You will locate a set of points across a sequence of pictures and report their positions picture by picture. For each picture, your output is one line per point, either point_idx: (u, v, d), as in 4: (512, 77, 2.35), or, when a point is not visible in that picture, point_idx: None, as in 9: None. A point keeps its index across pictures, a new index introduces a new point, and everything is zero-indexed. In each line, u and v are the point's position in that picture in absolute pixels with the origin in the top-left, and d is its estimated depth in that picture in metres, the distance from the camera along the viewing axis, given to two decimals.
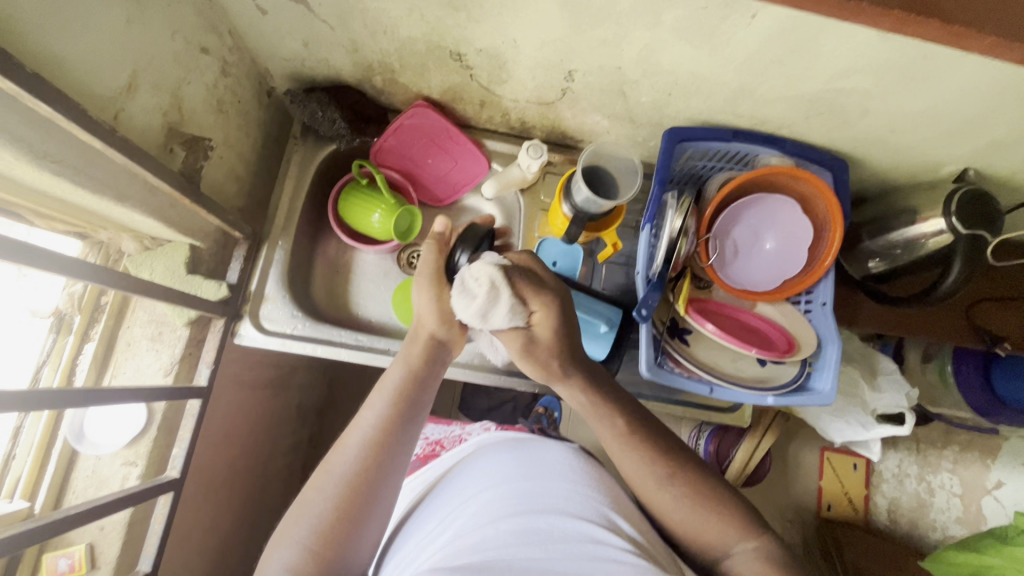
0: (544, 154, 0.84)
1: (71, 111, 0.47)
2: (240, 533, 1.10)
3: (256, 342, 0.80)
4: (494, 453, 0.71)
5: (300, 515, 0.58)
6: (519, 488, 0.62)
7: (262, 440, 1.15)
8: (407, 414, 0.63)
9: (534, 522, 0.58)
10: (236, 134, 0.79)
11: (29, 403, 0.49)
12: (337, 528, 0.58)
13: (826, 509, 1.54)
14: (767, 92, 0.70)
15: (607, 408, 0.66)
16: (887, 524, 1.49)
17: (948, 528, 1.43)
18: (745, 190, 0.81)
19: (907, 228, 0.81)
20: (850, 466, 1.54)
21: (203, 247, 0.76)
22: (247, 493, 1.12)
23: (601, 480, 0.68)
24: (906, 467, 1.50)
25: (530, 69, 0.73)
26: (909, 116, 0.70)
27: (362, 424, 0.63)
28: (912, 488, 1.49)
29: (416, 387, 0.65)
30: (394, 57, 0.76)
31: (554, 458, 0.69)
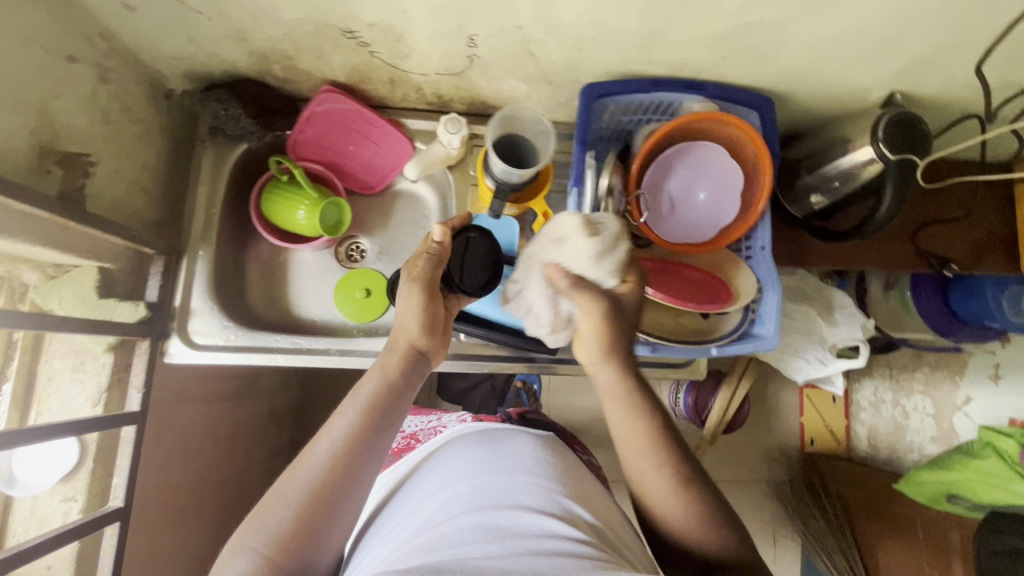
0: (463, 127, 0.81)
1: None
2: (220, 545, 1.10)
3: (186, 359, 0.78)
4: (460, 451, 0.71)
5: (260, 519, 0.52)
6: (482, 485, 0.61)
7: (231, 452, 1.14)
8: (380, 423, 0.58)
9: (494, 520, 0.56)
10: (134, 145, 0.74)
11: None
12: (298, 538, 0.52)
13: (810, 443, 1.59)
14: (677, 35, 0.67)
15: (636, 394, 0.60)
16: (868, 452, 1.53)
17: (924, 447, 1.40)
18: (672, 141, 0.79)
19: (841, 160, 0.80)
20: (829, 400, 1.61)
21: (115, 267, 0.72)
22: (223, 507, 1.11)
23: (565, 474, 0.68)
24: (881, 394, 1.53)
25: (430, 38, 0.69)
26: (824, 44, 0.67)
27: (332, 430, 0.57)
28: (887, 413, 1.50)
29: (393, 396, 0.60)
30: (286, 42, 0.71)
31: (521, 454, 0.68)
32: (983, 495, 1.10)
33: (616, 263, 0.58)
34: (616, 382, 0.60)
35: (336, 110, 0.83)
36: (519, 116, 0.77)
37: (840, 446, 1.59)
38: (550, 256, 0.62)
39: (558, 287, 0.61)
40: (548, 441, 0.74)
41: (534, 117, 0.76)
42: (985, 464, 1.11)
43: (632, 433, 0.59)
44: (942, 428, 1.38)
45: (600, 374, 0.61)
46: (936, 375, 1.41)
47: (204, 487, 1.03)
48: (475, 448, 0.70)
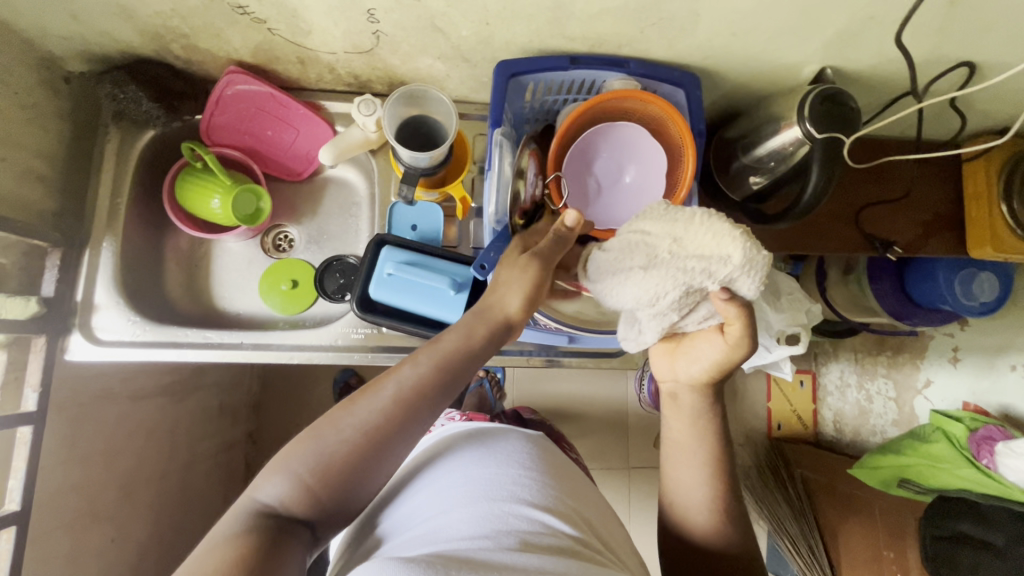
0: (378, 109, 0.77)
1: None
2: (159, 542, 1.07)
3: (87, 357, 0.74)
4: (454, 443, 0.67)
5: (307, 446, 0.50)
6: (478, 478, 0.59)
7: (170, 447, 1.10)
8: (448, 384, 0.56)
9: (495, 511, 0.54)
10: (23, 131, 0.70)
11: None
12: (341, 473, 0.49)
13: (777, 428, 1.58)
14: (586, 7, 0.63)
15: (709, 421, 0.62)
16: (834, 435, 1.52)
17: (886, 431, 1.40)
18: (594, 122, 0.75)
19: (772, 139, 0.77)
20: (797, 384, 1.58)
21: (5, 261, 0.68)
22: (162, 505, 1.08)
23: (558, 468, 0.65)
24: (846, 377, 1.51)
25: (328, 14, 0.65)
26: (742, 15, 0.63)
27: (399, 377, 0.54)
28: (853, 397, 1.48)
29: (464, 358, 0.57)
30: (177, 18, 0.67)
31: (515, 446, 0.65)
32: (933, 480, 1.06)
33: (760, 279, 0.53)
34: (699, 406, 0.62)
35: (247, 92, 0.80)
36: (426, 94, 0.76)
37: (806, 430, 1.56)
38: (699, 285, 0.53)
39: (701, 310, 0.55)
40: (536, 437, 0.71)
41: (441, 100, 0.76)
42: (934, 448, 1.09)
43: (687, 447, 0.62)
44: (902, 411, 1.37)
45: (681, 396, 0.63)
46: (898, 359, 1.39)
47: (136, 483, 1.00)
48: (467, 440, 0.67)
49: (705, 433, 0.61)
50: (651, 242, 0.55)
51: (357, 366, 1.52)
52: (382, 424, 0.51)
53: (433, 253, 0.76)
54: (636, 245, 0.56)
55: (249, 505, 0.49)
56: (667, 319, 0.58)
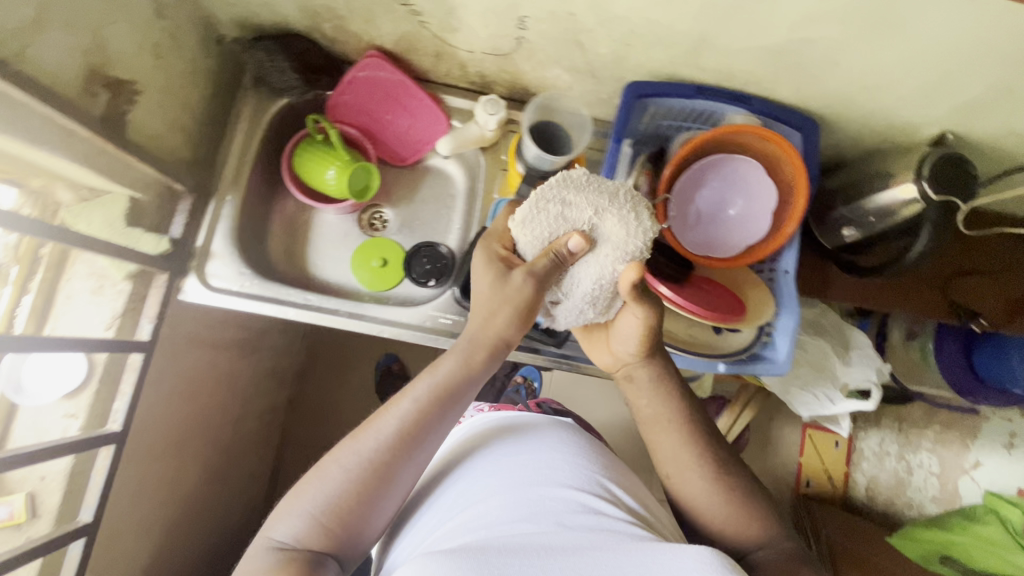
0: (501, 111, 0.81)
1: None
2: (206, 489, 1.11)
3: (200, 299, 0.79)
4: (487, 435, 0.68)
5: (314, 486, 0.52)
6: (512, 472, 0.59)
7: (229, 400, 1.15)
8: (448, 408, 0.56)
9: (526, 497, 0.55)
10: (179, 83, 0.76)
11: None
12: (356, 508, 0.52)
13: (805, 485, 1.47)
14: (730, 42, 0.65)
15: (672, 393, 0.65)
16: (865, 502, 1.43)
17: (924, 506, 1.39)
18: (709, 151, 0.77)
19: (880, 194, 0.77)
20: (832, 443, 1.47)
21: (145, 199, 0.74)
22: (214, 452, 1.12)
23: (600, 458, 0.65)
24: (886, 445, 1.43)
25: (481, 15, 0.69)
26: (878, 71, 0.65)
27: (398, 409, 0.55)
28: (891, 465, 1.42)
29: (466, 382, 0.58)
30: (340, 1, 0.72)
31: (549, 438, 0.66)
32: (979, 561, 1.06)
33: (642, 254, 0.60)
34: (656, 378, 0.65)
35: (378, 76, 0.84)
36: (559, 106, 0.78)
37: (836, 490, 1.46)
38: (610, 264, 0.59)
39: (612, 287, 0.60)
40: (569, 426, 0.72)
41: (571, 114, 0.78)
42: (984, 530, 1.10)
43: (664, 420, 0.64)
44: (945, 489, 1.36)
45: (637, 373, 0.66)
46: (947, 435, 1.39)
47: (198, 428, 1.04)
48: (501, 433, 0.68)
49: (669, 401, 0.65)
50: (572, 215, 0.58)
51: (400, 352, 1.55)
52: (389, 455, 0.53)
53: None
54: (556, 216, 0.59)
55: (265, 544, 0.51)
56: (587, 312, 0.63)
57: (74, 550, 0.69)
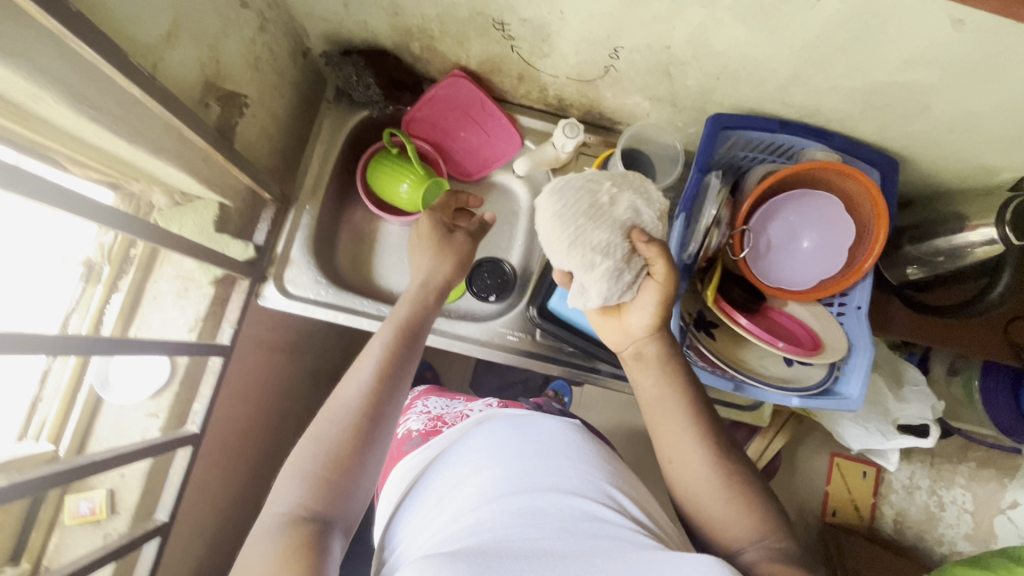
0: (580, 134, 0.81)
1: (127, 66, 0.45)
2: (251, 490, 1.12)
3: (278, 305, 0.81)
4: (495, 432, 0.68)
5: (307, 447, 0.54)
6: (515, 470, 0.59)
7: (277, 401, 1.15)
8: (410, 343, 0.65)
9: (534, 502, 0.54)
10: (271, 94, 0.77)
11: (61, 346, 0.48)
12: (350, 457, 0.54)
13: (830, 514, 1.46)
14: (823, 81, 0.66)
15: (675, 376, 0.63)
16: (892, 535, 1.40)
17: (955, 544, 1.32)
18: (786, 184, 0.78)
19: (952, 236, 0.78)
20: (861, 473, 1.45)
21: (232, 205, 0.76)
22: (261, 453, 1.13)
23: (602, 457, 0.65)
24: (917, 479, 1.40)
25: (575, 43, 0.70)
26: (971, 116, 0.66)
27: (368, 355, 0.62)
28: (921, 500, 1.38)
29: (421, 322, 0.68)
30: (436, 23, 0.73)
31: (553, 436, 0.66)
32: None
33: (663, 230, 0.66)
34: (660, 357, 0.64)
35: (461, 95, 0.86)
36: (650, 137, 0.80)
37: (862, 522, 1.44)
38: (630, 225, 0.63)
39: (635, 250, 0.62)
40: (577, 426, 0.71)
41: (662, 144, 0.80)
42: None
43: (665, 403, 0.62)
44: (979, 526, 1.31)
45: (647, 349, 0.64)
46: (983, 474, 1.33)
47: (250, 428, 1.05)
48: (505, 429, 0.68)
49: (676, 382, 0.63)
50: (596, 184, 0.63)
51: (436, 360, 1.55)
52: (370, 386, 0.59)
53: None
54: (582, 186, 0.63)
55: (268, 519, 0.51)
56: (618, 279, 0.61)
57: (148, 552, 0.70)
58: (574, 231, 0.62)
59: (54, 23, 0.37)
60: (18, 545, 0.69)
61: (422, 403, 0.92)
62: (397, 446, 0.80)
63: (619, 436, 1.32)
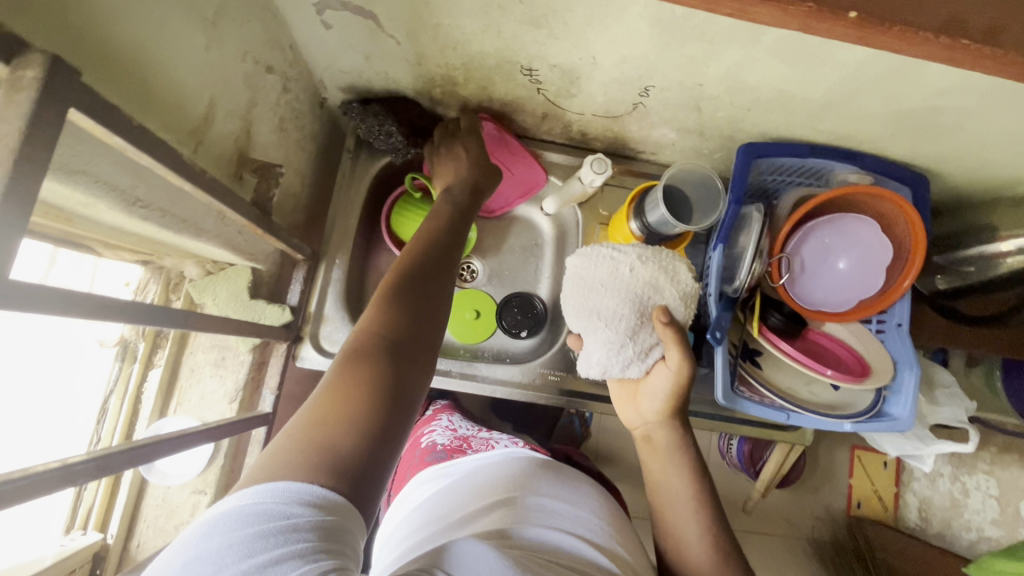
0: (609, 169, 0.79)
1: (180, 165, 0.43)
2: None
3: (317, 365, 0.79)
4: (525, 461, 0.70)
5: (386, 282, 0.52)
6: (543, 503, 0.61)
7: None
8: (462, 221, 0.65)
9: (560, 539, 0.56)
10: (295, 152, 0.76)
11: (89, 471, 0.39)
12: (431, 289, 0.53)
13: (856, 507, 1.48)
14: (857, 108, 0.66)
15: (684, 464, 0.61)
16: (919, 524, 1.36)
17: (982, 530, 1.20)
18: (819, 209, 0.78)
19: (985, 245, 0.79)
20: (881, 464, 1.48)
21: (264, 269, 0.74)
22: None
23: (618, 520, 0.65)
24: (940, 467, 1.33)
25: (604, 84, 0.69)
26: (1006, 134, 0.66)
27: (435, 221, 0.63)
28: (945, 488, 1.31)
29: (466, 208, 0.68)
30: (460, 71, 0.72)
31: (578, 485, 0.67)
32: None
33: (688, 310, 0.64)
34: (671, 445, 0.62)
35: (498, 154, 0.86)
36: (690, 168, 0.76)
37: (888, 515, 1.44)
38: (650, 302, 0.64)
39: (647, 326, 0.63)
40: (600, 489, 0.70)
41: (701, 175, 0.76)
42: None
43: (673, 488, 0.61)
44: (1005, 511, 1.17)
45: (657, 435, 0.63)
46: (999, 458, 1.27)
47: None
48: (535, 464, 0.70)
49: (682, 470, 0.61)
50: (619, 255, 0.65)
51: None
52: (439, 240, 0.59)
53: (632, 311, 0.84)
54: (606, 257, 0.66)
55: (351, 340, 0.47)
56: (621, 350, 0.64)
57: None
58: (586, 295, 0.66)
59: (121, 141, 0.36)
60: None
61: (446, 417, 0.92)
62: (420, 456, 0.80)
63: None
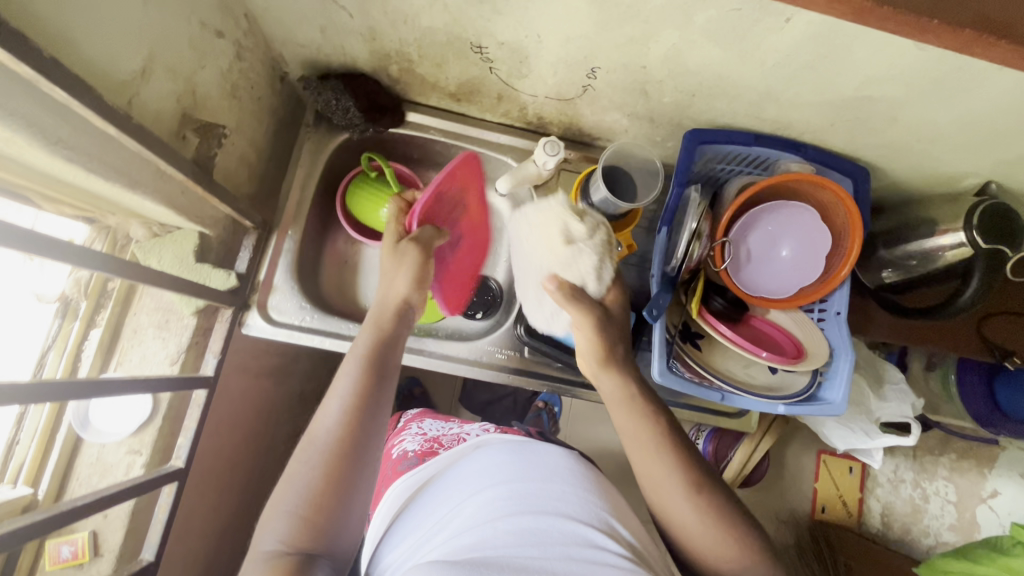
0: (561, 151, 0.80)
1: (99, 106, 0.44)
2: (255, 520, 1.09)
3: (263, 333, 0.79)
4: (499, 449, 0.72)
5: (287, 487, 0.54)
6: (520, 488, 0.63)
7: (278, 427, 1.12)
8: (382, 372, 0.60)
9: (535, 523, 0.58)
10: (249, 121, 0.77)
11: (33, 395, 0.45)
12: (334, 484, 0.53)
13: (820, 511, 1.34)
14: (795, 96, 0.68)
15: (646, 407, 0.63)
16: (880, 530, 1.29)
17: (940, 535, 1.23)
18: (764, 196, 0.80)
19: (924, 240, 0.81)
20: (846, 469, 1.34)
21: (213, 234, 0.75)
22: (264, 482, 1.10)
23: (597, 483, 0.69)
24: (902, 472, 1.30)
25: (553, 64, 0.71)
26: (936, 126, 0.68)
27: (331, 407, 0.58)
28: (906, 493, 1.29)
29: (390, 344, 0.63)
30: (413, 47, 0.73)
31: (553, 460, 0.70)
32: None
33: (579, 271, 0.64)
34: (617, 393, 0.65)
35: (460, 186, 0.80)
36: (631, 152, 0.79)
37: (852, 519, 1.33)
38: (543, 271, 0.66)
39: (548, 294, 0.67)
40: (579, 458, 0.74)
41: (642, 160, 0.80)
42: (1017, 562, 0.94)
43: (634, 431, 0.62)
44: (962, 517, 1.22)
45: (602, 384, 0.66)
46: (962, 464, 1.24)
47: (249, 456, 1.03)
48: (506, 454, 0.71)
49: (644, 414, 0.63)
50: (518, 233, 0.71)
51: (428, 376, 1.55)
52: (349, 412, 0.57)
53: None
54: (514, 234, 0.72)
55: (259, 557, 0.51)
56: (540, 315, 0.71)
57: None
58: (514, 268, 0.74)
59: (30, 70, 0.37)
60: None
61: (415, 426, 0.93)
62: (392, 466, 0.80)
63: (613, 449, 1.30)
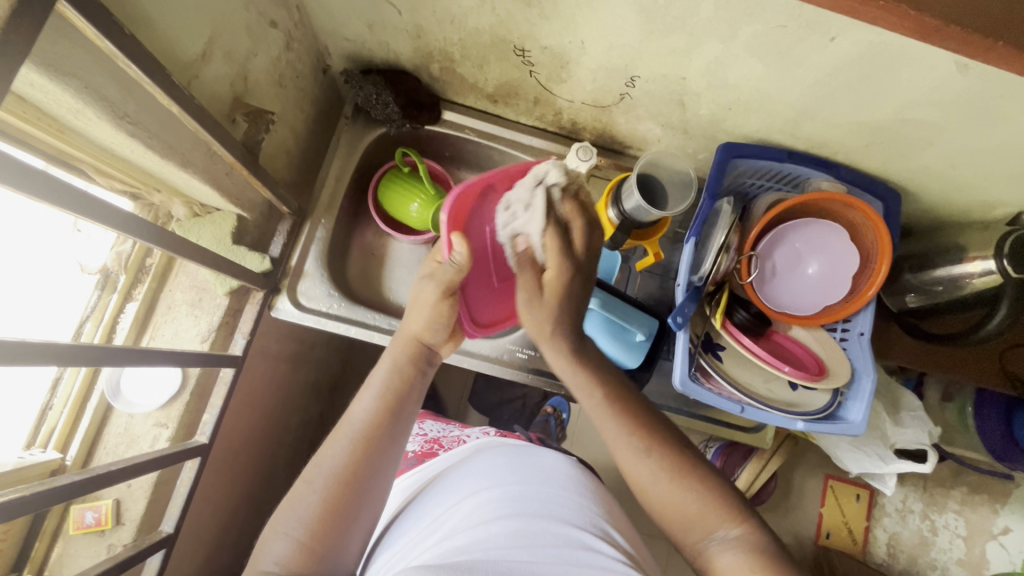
0: (593, 157, 0.81)
1: (166, 83, 0.46)
2: (266, 503, 1.10)
3: (291, 317, 0.80)
4: (496, 452, 0.73)
5: (289, 511, 0.54)
6: (516, 490, 0.64)
7: (294, 413, 1.14)
8: (397, 409, 0.60)
9: (529, 525, 0.59)
10: (292, 109, 0.79)
11: (70, 358, 0.47)
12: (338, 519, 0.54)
13: (824, 536, 1.28)
14: (832, 115, 0.69)
15: (591, 378, 0.64)
16: (884, 561, 1.24)
17: (947, 570, 1.20)
18: (794, 213, 0.80)
19: (952, 266, 0.81)
20: (853, 495, 1.29)
21: (250, 218, 0.77)
22: (274, 467, 1.11)
23: (597, 491, 0.70)
24: (910, 503, 1.26)
25: (593, 71, 0.72)
26: (973, 152, 0.68)
27: (342, 436, 0.58)
28: (915, 524, 1.25)
29: (405, 384, 0.62)
30: (457, 46, 0.75)
31: (551, 466, 0.70)
32: None
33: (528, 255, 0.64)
34: (583, 386, 0.64)
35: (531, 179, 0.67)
36: (663, 161, 0.80)
37: (855, 547, 1.27)
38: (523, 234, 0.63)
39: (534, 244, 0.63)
40: (577, 463, 0.75)
41: (676, 172, 0.82)
42: None
43: (590, 394, 0.64)
44: (970, 552, 1.20)
45: (558, 366, 0.65)
46: (974, 498, 1.21)
47: (264, 441, 1.03)
48: (505, 457, 0.71)
49: (593, 381, 0.63)
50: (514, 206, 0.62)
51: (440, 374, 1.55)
52: (359, 454, 0.56)
53: (619, 299, 0.81)
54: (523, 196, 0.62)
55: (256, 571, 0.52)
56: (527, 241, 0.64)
57: (152, 562, 0.70)
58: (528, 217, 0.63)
59: (109, 44, 0.39)
60: (21, 553, 0.71)
61: (418, 425, 0.92)
62: None
63: None
